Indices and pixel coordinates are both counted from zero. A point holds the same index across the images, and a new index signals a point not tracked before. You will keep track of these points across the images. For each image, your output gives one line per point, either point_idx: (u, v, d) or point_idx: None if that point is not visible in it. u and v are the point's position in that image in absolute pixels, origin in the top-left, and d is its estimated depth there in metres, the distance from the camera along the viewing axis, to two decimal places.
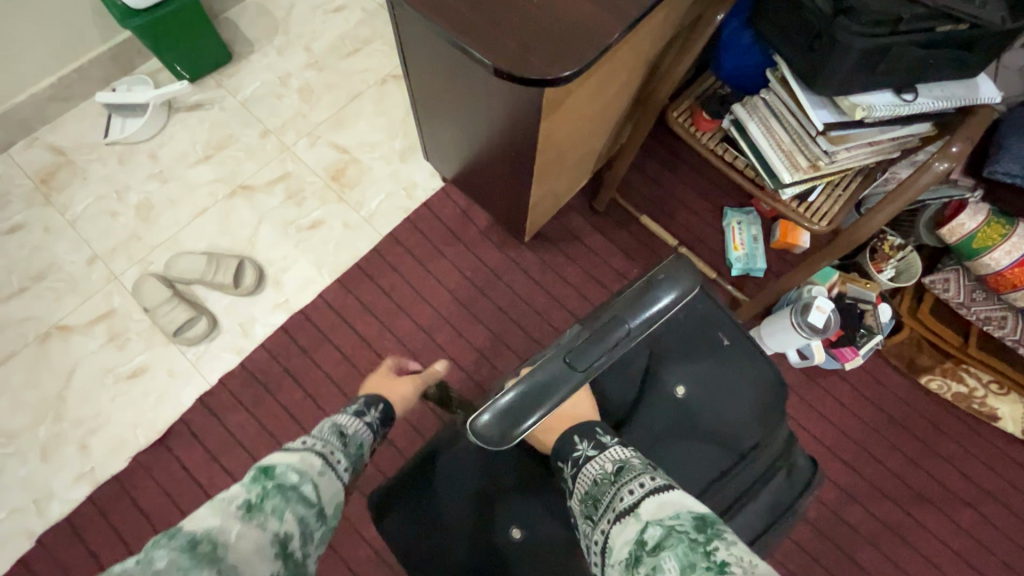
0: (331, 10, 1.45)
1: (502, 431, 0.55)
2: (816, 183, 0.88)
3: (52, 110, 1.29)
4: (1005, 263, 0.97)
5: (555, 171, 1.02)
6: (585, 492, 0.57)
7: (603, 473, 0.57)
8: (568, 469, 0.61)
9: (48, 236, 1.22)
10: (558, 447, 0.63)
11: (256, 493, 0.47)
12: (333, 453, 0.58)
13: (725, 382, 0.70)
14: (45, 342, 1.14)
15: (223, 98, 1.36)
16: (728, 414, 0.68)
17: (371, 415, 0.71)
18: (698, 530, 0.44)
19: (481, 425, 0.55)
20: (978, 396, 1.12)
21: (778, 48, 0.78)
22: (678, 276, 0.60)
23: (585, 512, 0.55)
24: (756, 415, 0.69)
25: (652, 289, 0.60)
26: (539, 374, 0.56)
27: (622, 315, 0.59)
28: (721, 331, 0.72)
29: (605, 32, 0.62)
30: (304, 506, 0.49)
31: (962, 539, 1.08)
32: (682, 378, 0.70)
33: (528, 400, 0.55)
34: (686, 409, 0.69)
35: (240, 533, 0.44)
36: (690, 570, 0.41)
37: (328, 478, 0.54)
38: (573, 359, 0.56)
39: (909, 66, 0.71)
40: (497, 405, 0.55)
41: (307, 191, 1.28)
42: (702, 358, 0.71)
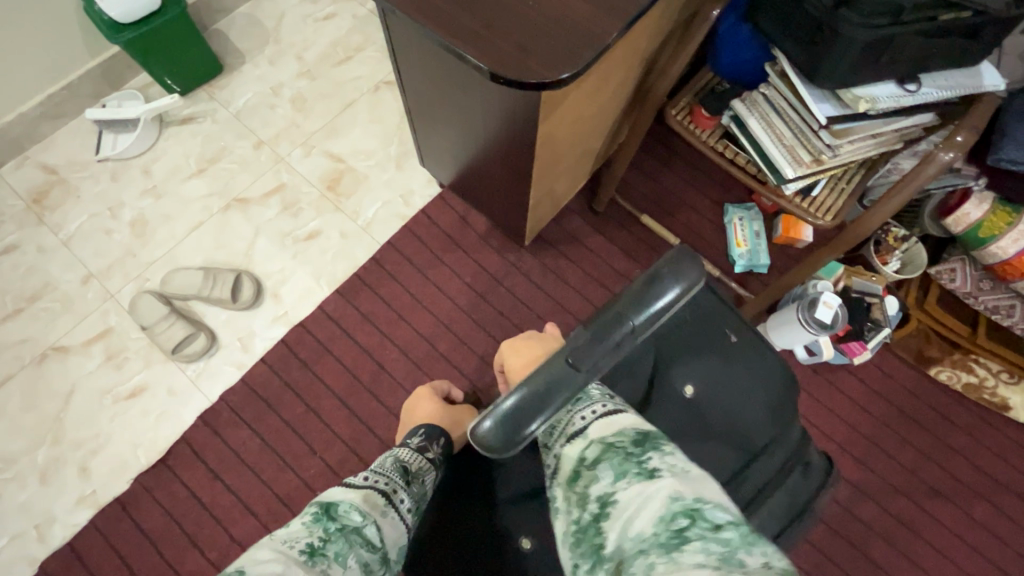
0: (321, 17, 1.44)
1: (505, 438, 0.52)
2: (819, 177, 0.87)
3: (42, 129, 1.27)
4: (1012, 251, 0.96)
5: (554, 173, 1.00)
6: (544, 419, 0.61)
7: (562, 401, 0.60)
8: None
9: (42, 256, 1.21)
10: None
11: (320, 537, 0.48)
12: (393, 492, 0.61)
13: (736, 379, 0.68)
14: (42, 363, 1.13)
15: (215, 110, 1.35)
16: (740, 412, 0.67)
17: (433, 449, 0.76)
18: (637, 446, 0.50)
19: (481, 431, 0.52)
20: (989, 386, 1.11)
21: (776, 42, 0.76)
22: (682, 270, 0.58)
23: (540, 435, 0.61)
24: (769, 413, 0.67)
25: (654, 285, 0.58)
26: (542, 377, 0.54)
27: (624, 315, 0.57)
28: (728, 327, 0.71)
29: (603, 32, 0.61)
30: (367, 550, 0.51)
31: (976, 532, 1.07)
32: (691, 377, 0.69)
33: (531, 403, 0.53)
34: (696, 408, 0.67)
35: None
36: (623, 479, 0.47)
37: (388, 522, 0.56)
38: (575, 360, 0.54)
39: (912, 56, 0.69)
40: (498, 410, 0.52)
41: (303, 201, 1.27)
42: (710, 359, 0.69)
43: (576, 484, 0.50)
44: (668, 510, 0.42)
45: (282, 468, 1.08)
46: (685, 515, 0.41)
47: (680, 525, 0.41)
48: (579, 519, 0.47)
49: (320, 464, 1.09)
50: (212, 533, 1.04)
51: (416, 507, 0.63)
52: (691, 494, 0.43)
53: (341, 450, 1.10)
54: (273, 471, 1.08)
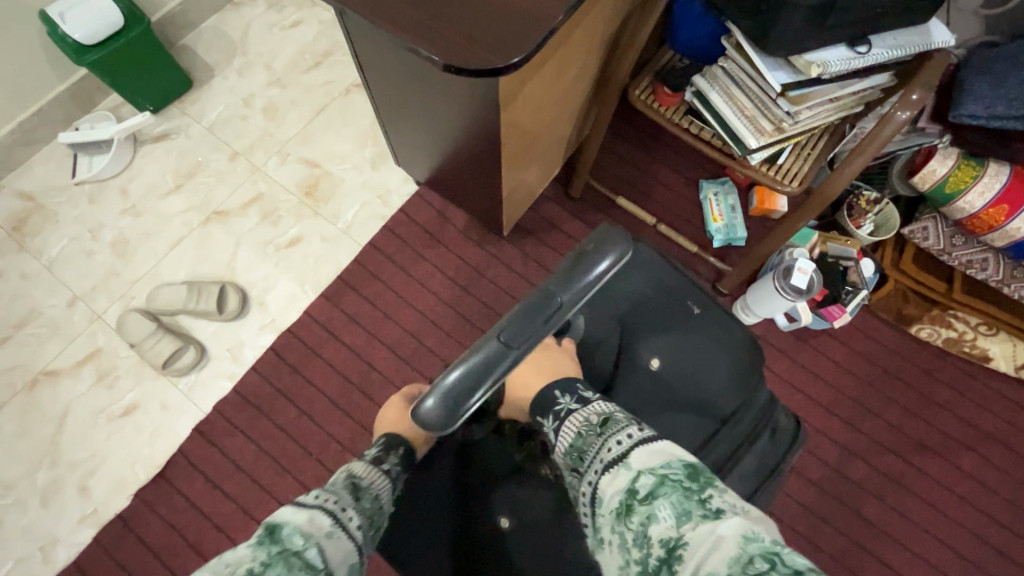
0: (288, 25, 1.44)
1: (446, 415, 0.48)
2: (782, 144, 0.88)
3: (16, 156, 1.28)
4: (980, 205, 0.97)
5: (525, 161, 1.01)
6: (570, 446, 0.58)
7: (588, 426, 0.57)
8: (551, 423, 0.62)
9: (26, 283, 1.21)
10: (539, 403, 0.64)
11: (256, 563, 0.45)
12: (346, 511, 0.54)
13: (701, 350, 0.70)
14: (34, 389, 1.13)
15: (188, 125, 1.35)
16: (707, 381, 0.68)
17: (391, 459, 0.67)
18: (691, 478, 0.48)
19: (423, 410, 0.49)
20: (969, 338, 1.13)
21: (727, 15, 0.78)
22: (609, 241, 0.54)
23: (570, 464, 0.57)
24: (735, 379, 0.68)
25: (584, 259, 0.53)
26: (478, 355, 0.50)
27: (554, 288, 0.52)
28: (691, 300, 0.72)
29: (550, 16, 0.62)
30: (309, 574, 0.47)
31: (965, 483, 1.09)
32: (657, 349, 0.70)
33: (470, 379, 0.49)
34: (663, 381, 0.69)
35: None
36: (686, 518, 0.45)
37: (337, 539, 0.51)
38: (508, 338, 0.50)
39: (856, 18, 0.71)
40: (440, 388, 0.49)
41: (282, 209, 1.27)
42: (673, 332, 0.71)
43: (628, 521, 0.47)
44: (744, 552, 0.40)
45: (280, 472, 1.09)
46: (764, 559, 0.40)
47: (761, 568, 0.39)
48: (643, 561, 0.45)
49: (316, 466, 1.10)
50: (215, 541, 1.05)
51: (374, 526, 0.56)
52: (766, 537, 0.42)
53: (336, 450, 1.11)
54: (270, 476, 1.09)
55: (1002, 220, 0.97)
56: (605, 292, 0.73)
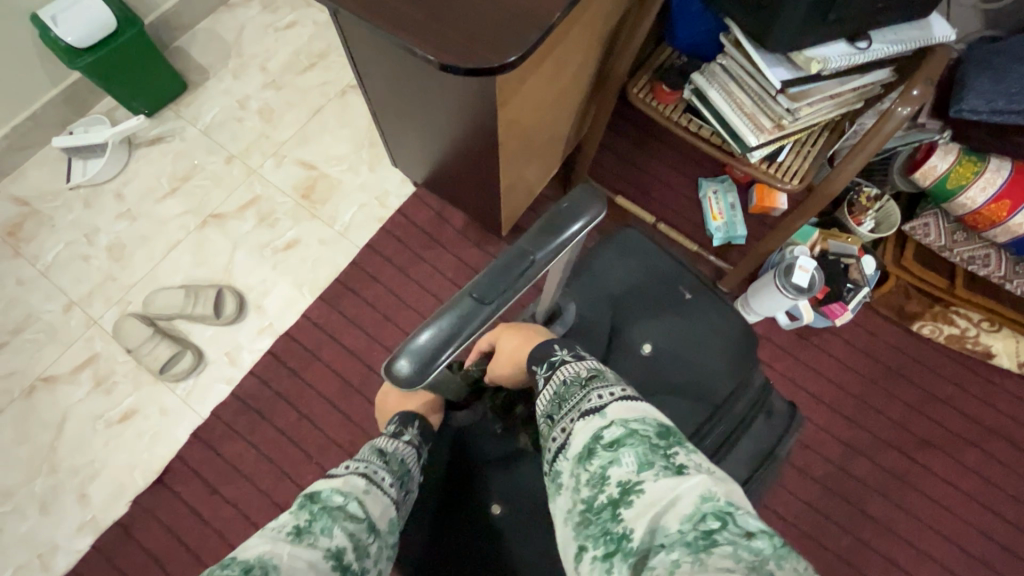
0: (283, 26, 1.43)
1: (414, 377, 0.43)
2: (782, 142, 0.87)
3: (10, 161, 1.27)
4: (981, 201, 0.96)
5: (523, 160, 1.00)
6: (553, 394, 0.56)
7: (576, 376, 0.55)
8: (542, 372, 0.59)
9: (22, 288, 1.20)
10: (537, 349, 0.60)
11: (304, 518, 0.48)
12: (378, 472, 0.56)
13: (693, 335, 0.69)
14: (31, 395, 1.13)
15: (183, 127, 1.34)
16: (700, 366, 0.68)
17: (409, 432, 0.66)
18: (660, 436, 0.47)
19: (389, 373, 0.43)
20: (971, 335, 1.13)
21: (726, 11, 0.77)
22: (586, 202, 0.49)
23: (547, 409, 0.55)
24: (728, 365, 0.68)
25: (562, 215, 0.48)
26: (449, 312, 0.44)
27: (531, 244, 0.47)
28: (683, 285, 0.72)
29: (546, 13, 0.61)
30: (354, 522, 0.49)
31: (969, 479, 1.08)
32: (647, 334, 0.70)
33: (441, 339, 0.43)
34: (655, 365, 0.69)
35: (292, 554, 0.44)
36: (648, 469, 0.45)
37: (375, 495, 0.53)
38: (482, 293, 0.44)
39: (857, 13, 0.70)
40: (408, 348, 0.43)
41: (279, 211, 1.27)
42: (666, 317, 0.70)
43: (587, 464, 0.48)
44: (698, 510, 0.41)
45: (281, 476, 1.09)
46: (717, 517, 0.40)
47: (710, 526, 0.40)
48: (591, 500, 0.46)
49: (318, 469, 1.09)
50: (215, 547, 1.04)
51: (405, 485, 0.58)
52: (722, 497, 0.42)
53: (336, 453, 1.10)
54: (271, 480, 1.08)
55: (1004, 216, 0.97)
56: (601, 291, 0.72)
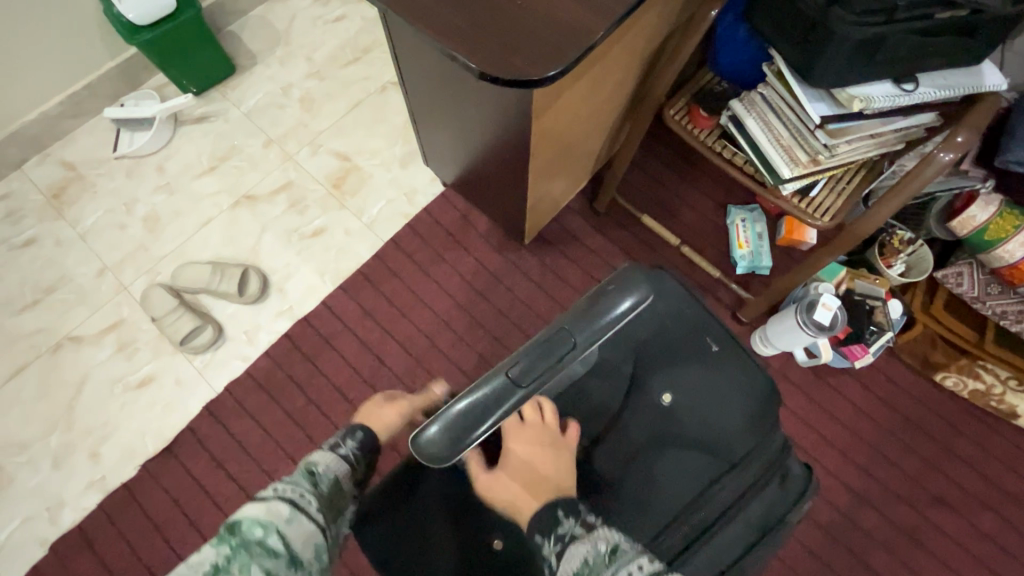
0: (331, 20, 1.47)
1: (451, 442, 0.52)
2: (817, 177, 0.86)
3: (62, 127, 1.32)
4: (1020, 255, 0.94)
5: (553, 171, 1.01)
6: (575, 574, 0.52)
7: (596, 553, 0.53)
8: (551, 546, 0.55)
9: (60, 249, 1.25)
10: (539, 521, 0.56)
11: (223, 556, 0.52)
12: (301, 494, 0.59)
13: (716, 392, 0.67)
14: (57, 352, 1.17)
15: (227, 109, 1.38)
16: (716, 423, 0.66)
17: (349, 447, 0.71)
18: None
19: (428, 435, 0.53)
20: (996, 393, 1.07)
21: (771, 43, 0.76)
22: (630, 287, 0.58)
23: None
24: (747, 423, 0.66)
25: (599, 304, 0.58)
26: (486, 387, 0.53)
27: (569, 330, 0.56)
28: (711, 336, 0.69)
29: (590, 31, 0.62)
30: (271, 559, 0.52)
31: (982, 543, 1.04)
32: (668, 384, 0.68)
33: (478, 408, 0.53)
34: (672, 416, 0.67)
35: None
36: None
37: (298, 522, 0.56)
38: (517, 376, 0.54)
39: (906, 56, 0.69)
40: (445, 416, 0.53)
41: (309, 199, 1.30)
42: (691, 369, 0.68)
43: None
44: None
45: (283, 458, 1.10)
46: None
47: None
48: None
49: None
50: (215, 519, 1.07)
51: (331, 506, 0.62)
52: None
53: None
54: (273, 461, 1.10)
55: None
56: None
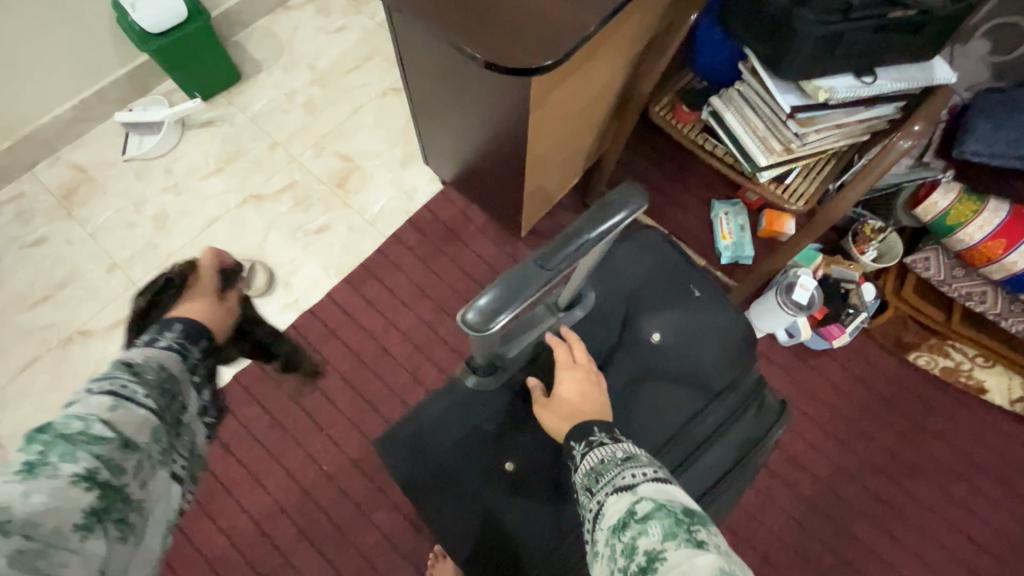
0: (333, 30, 1.54)
1: (483, 325, 0.48)
2: (791, 166, 0.94)
3: (72, 131, 1.37)
4: (978, 237, 1.02)
5: (548, 165, 1.07)
6: (589, 469, 0.54)
7: (612, 456, 0.54)
8: (578, 448, 0.57)
9: (70, 247, 1.29)
10: (574, 428, 0.59)
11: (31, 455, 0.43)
12: (127, 386, 0.53)
13: (700, 334, 0.73)
14: (67, 346, 1.20)
15: (233, 114, 1.44)
16: (700, 359, 0.72)
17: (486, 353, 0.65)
18: (685, 513, 0.47)
19: (466, 320, 0.48)
20: (965, 369, 1.15)
21: (745, 40, 0.84)
22: (632, 192, 0.53)
23: (584, 482, 0.54)
24: (727, 359, 0.72)
25: (610, 203, 0.52)
26: (513, 276, 0.49)
27: (587, 222, 0.51)
28: (693, 284, 0.75)
29: (581, 26, 0.69)
30: (101, 445, 0.47)
31: (956, 510, 1.10)
32: (657, 325, 0.73)
33: (506, 296, 0.48)
34: (661, 356, 0.72)
35: (30, 487, 0.41)
36: (672, 538, 0.44)
37: (122, 409, 0.51)
38: (543, 261, 0.49)
39: (865, 50, 0.76)
40: (479, 303, 0.48)
41: (313, 197, 1.35)
42: (676, 311, 0.73)
43: (620, 534, 0.46)
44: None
45: (290, 443, 1.14)
46: None
47: None
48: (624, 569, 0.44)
49: (325, 440, 1.14)
50: (224, 504, 1.09)
51: (167, 391, 0.57)
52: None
53: (345, 426, 1.16)
54: (281, 446, 1.14)
55: (1000, 254, 1.01)
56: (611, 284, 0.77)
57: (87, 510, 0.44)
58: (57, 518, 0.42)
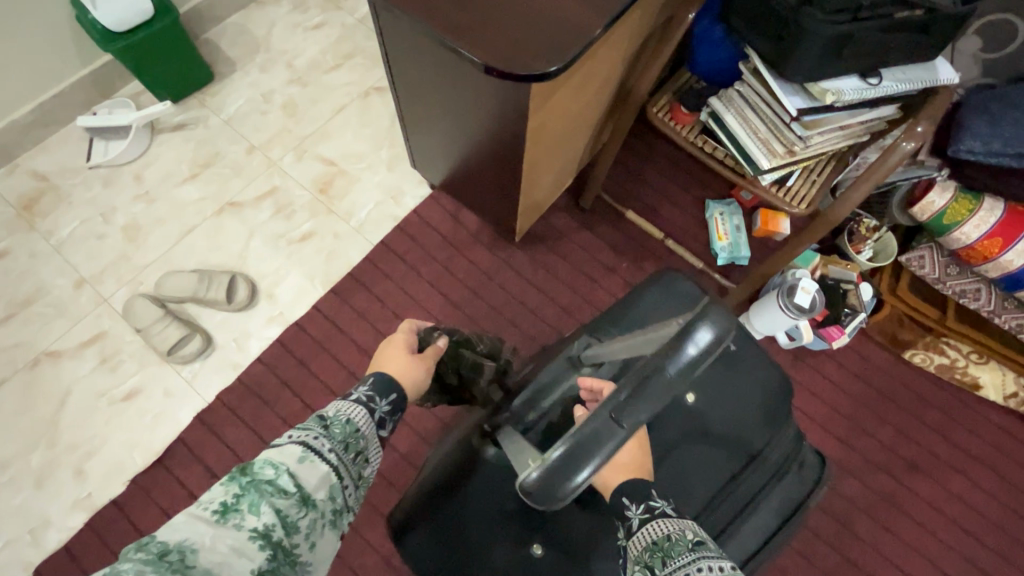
0: (311, 26, 1.47)
1: (547, 493, 0.42)
2: (792, 168, 0.92)
3: (31, 136, 1.28)
4: (975, 237, 1.02)
5: (544, 169, 1.04)
6: (651, 544, 0.48)
7: (680, 535, 0.47)
8: (636, 512, 0.51)
9: (34, 261, 1.21)
10: (627, 486, 0.54)
11: (232, 494, 0.44)
12: (318, 438, 0.51)
13: (734, 391, 0.70)
14: (35, 368, 1.13)
15: (207, 116, 1.37)
16: (736, 417, 0.69)
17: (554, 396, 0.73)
18: None
19: (529, 483, 0.43)
20: (960, 366, 1.16)
21: (749, 41, 0.81)
22: (716, 314, 0.46)
23: (644, 559, 0.47)
24: (762, 414, 0.69)
25: (688, 331, 0.45)
26: (585, 430, 0.43)
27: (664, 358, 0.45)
28: (729, 335, 0.72)
29: (586, 28, 0.65)
30: (283, 498, 0.46)
31: (954, 504, 1.11)
32: (692, 384, 0.70)
33: (575, 456, 0.42)
34: (696, 415, 0.69)
35: (218, 535, 0.42)
36: None
37: (312, 463, 0.49)
38: (618, 414, 0.43)
39: (873, 51, 0.74)
40: (542, 464, 0.43)
41: (296, 204, 1.29)
42: (711, 368, 0.70)
43: None
44: None
45: None
46: None
47: None
48: None
49: None
50: None
51: (352, 449, 0.53)
52: None
53: None
54: None
55: (995, 252, 1.02)
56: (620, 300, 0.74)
57: (256, 571, 0.43)
58: (232, 574, 0.42)
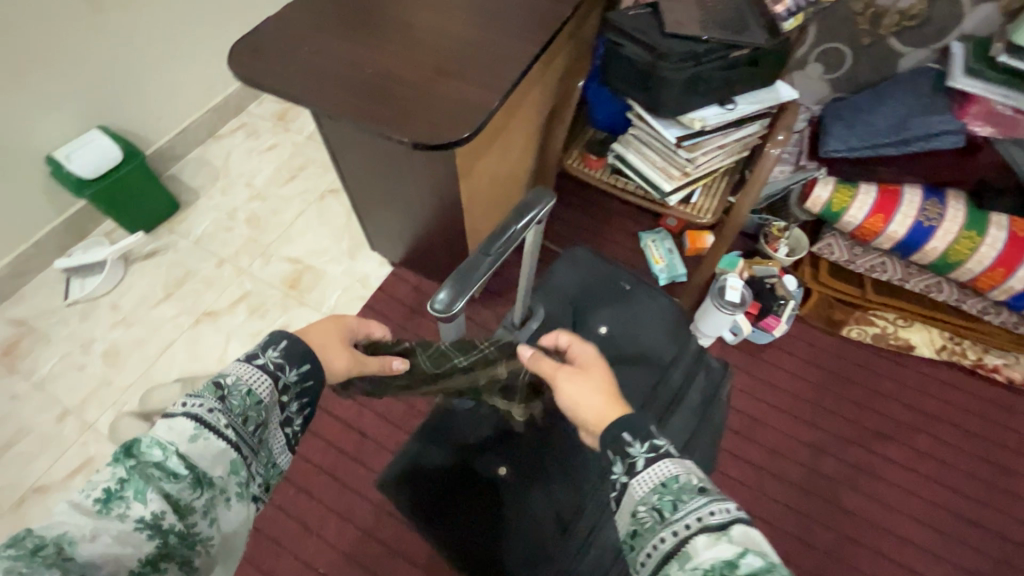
0: (264, 149, 1.65)
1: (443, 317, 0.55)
2: (692, 186, 1.09)
3: (9, 287, 1.36)
4: (861, 217, 1.18)
5: (487, 226, 1.17)
6: (658, 487, 0.49)
7: (686, 478, 0.49)
8: (640, 452, 0.51)
9: (16, 402, 1.24)
10: (618, 430, 0.53)
11: (117, 479, 0.44)
12: (212, 411, 0.49)
13: (639, 318, 0.80)
14: (21, 507, 1.12)
15: (176, 241, 1.48)
16: (644, 342, 0.78)
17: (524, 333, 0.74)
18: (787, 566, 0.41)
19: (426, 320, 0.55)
20: (891, 332, 1.29)
21: (626, 94, 1.00)
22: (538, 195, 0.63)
23: (653, 501, 0.48)
24: (667, 334, 0.79)
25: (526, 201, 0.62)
26: (458, 270, 0.56)
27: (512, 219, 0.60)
28: (622, 280, 0.84)
29: (486, 103, 0.81)
30: (173, 482, 0.45)
31: (927, 463, 1.18)
32: (604, 318, 0.80)
33: (456, 287, 0.55)
34: (611, 343, 0.78)
35: (99, 527, 0.42)
36: None
37: (205, 442, 0.48)
38: (485, 248, 0.57)
39: (721, 85, 0.92)
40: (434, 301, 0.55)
41: (268, 303, 1.38)
42: (614, 307, 0.81)
43: None
44: None
45: (280, 552, 1.08)
46: None
47: None
48: None
49: (317, 541, 1.10)
50: None
51: (251, 421, 0.52)
52: None
53: (336, 522, 1.11)
54: (271, 559, 1.08)
55: (881, 227, 1.18)
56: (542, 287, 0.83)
57: (143, 558, 0.43)
58: (115, 564, 0.42)
